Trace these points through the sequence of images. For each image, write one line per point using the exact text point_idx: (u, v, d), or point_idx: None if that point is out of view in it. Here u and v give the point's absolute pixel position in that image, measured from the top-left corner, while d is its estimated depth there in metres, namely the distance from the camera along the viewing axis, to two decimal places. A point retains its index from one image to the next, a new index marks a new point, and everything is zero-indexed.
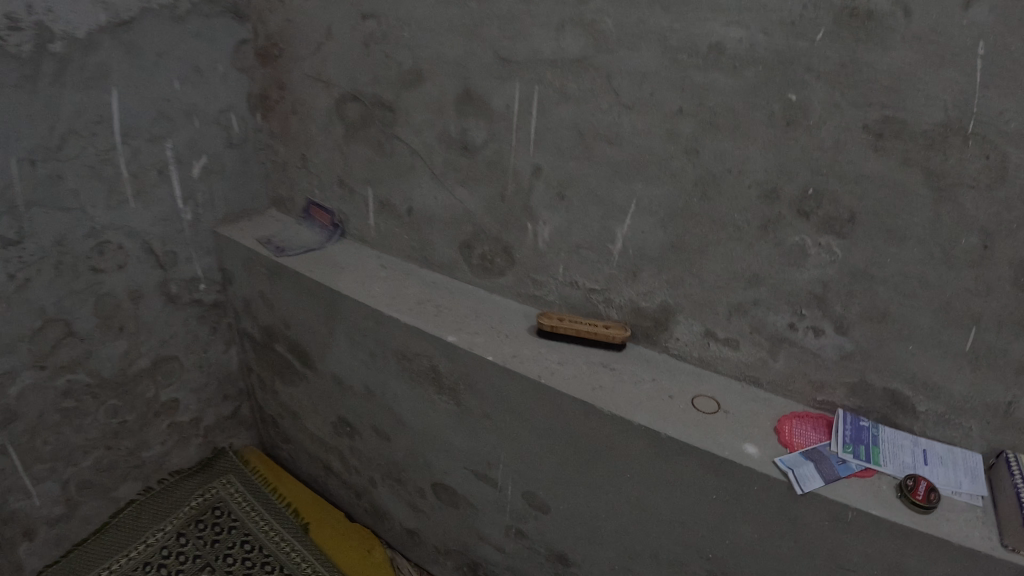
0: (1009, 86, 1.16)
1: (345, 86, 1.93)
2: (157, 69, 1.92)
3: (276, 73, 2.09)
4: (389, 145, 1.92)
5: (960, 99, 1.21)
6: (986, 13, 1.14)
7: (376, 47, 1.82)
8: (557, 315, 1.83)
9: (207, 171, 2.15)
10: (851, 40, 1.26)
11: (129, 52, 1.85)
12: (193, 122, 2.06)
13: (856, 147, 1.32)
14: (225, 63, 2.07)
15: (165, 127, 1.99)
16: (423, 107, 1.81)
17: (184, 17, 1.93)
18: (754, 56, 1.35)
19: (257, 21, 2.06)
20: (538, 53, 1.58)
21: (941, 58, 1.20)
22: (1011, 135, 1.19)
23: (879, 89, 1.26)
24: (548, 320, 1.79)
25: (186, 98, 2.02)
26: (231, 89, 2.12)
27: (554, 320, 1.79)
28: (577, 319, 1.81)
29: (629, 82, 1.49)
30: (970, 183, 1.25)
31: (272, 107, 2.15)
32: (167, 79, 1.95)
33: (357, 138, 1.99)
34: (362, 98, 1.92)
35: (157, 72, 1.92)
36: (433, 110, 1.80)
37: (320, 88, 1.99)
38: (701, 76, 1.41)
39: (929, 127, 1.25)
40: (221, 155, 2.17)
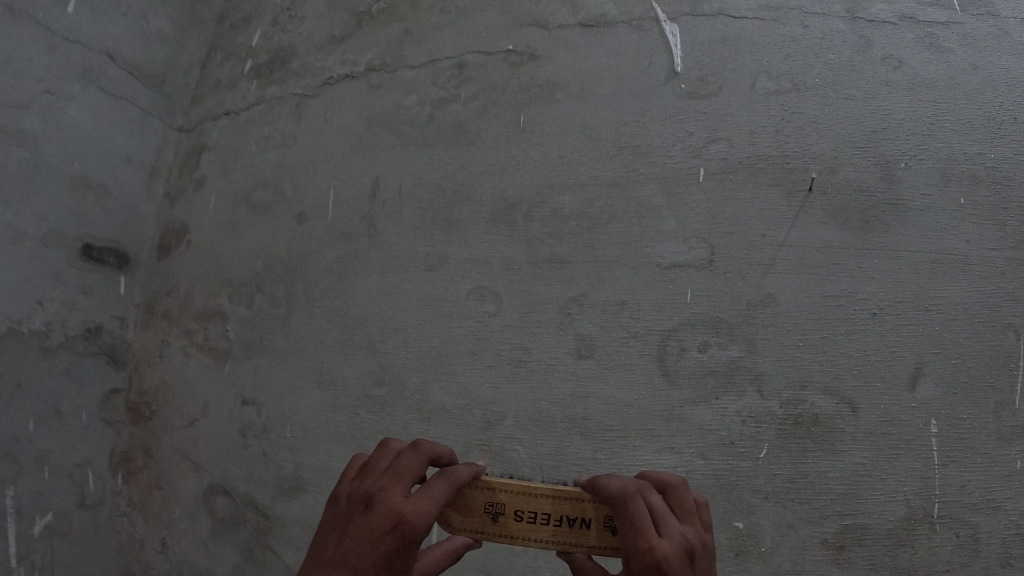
0: (963, 456, 1.16)
1: (216, 473, 1.66)
2: (12, 403, 1.74)
3: (146, 435, 1.96)
4: (261, 557, 1.56)
5: (923, 483, 1.16)
6: (932, 388, 1.19)
7: (254, 439, 1.60)
8: (483, 492, 0.84)
9: (49, 530, 1.78)
10: (799, 449, 1.20)
11: None
12: (42, 473, 1.78)
13: (822, 562, 1.17)
14: (92, 409, 1.93)
15: (8, 470, 1.71)
16: (302, 522, 1.49)
17: (55, 351, 1.85)
18: (742, 439, 1.22)
19: (133, 370, 2.03)
20: None
21: (893, 448, 1.18)
22: (981, 506, 1.14)
23: (835, 497, 1.18)
24: (463, 523, 0.84)
25: (42, 442, 1.80)
26: (94, 441, 1.93)
27: (474, 509, 0.84)
28: (525, 498, 0.84)
29: None
30: (942, 566, 1.13)
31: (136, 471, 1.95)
32: (21, 416, 1.75)
33: (223, 538, 1.64)
34: (232, 492, 1.63)
35: (12, 405, 1.74)
36: (309, 528, 1.48)
37: (188, 469, 1.73)
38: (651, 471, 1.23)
39: (893, 524, 1.16)
40: (69, 516, 1.84)
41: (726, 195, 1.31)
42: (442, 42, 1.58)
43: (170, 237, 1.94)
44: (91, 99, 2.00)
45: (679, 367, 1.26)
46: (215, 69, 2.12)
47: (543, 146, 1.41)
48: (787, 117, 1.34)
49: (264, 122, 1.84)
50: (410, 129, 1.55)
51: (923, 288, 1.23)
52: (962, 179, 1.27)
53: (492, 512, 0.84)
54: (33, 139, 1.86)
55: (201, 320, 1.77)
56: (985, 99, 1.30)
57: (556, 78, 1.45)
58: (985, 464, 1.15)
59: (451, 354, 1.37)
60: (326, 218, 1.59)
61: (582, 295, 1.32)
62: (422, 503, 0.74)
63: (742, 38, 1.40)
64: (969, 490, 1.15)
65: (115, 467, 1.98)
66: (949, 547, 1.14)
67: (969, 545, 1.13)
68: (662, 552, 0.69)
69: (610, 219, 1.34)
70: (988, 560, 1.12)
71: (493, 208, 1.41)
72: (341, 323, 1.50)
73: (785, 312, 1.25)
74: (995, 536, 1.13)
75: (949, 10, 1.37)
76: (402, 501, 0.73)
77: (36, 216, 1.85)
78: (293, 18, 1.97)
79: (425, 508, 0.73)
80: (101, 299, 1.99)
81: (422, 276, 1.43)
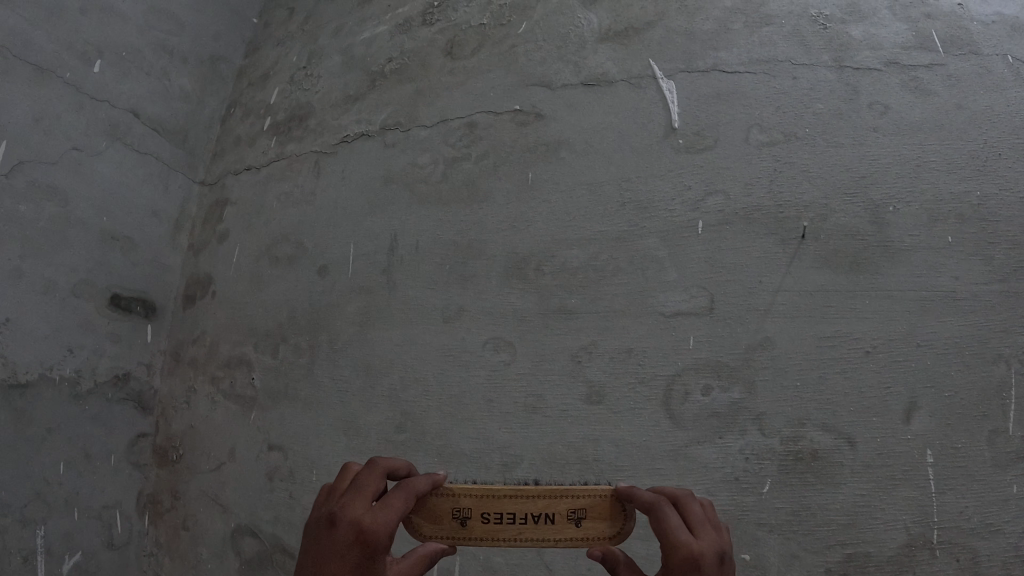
0: (959, 484, 1.23)
1: (243, 515, 1.77)
2: (45, 447, 1.83)
3: (172, 479, 1.97)
4: None
5: (922, 511, 1.23)
6: (926, 420, 1.26)
7: (280, 483, 1.71)
8: (449, 499, 0.93)
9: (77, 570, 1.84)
10: (800, 483, 1.28)
11: (18, 422, 1.79)
12: (71, 515, 1.85)
13: None
14: (120, 453, 1.99)
15: (42, 512, 1.79)
16: None
17: (84, 397, 1.93)
18: (746, 476, 1.29)
19: (160, 416, 2.07)
20: None
21: (892, 478, 1.25)
22: (978, 529, 1.22)
23: (836, 527, 1.25)
24: (434, 531, 0.92)
25: (73, 485, 1.86)
26: (123, 484, 1.98)
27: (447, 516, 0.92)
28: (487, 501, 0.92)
29: (562, 556, 1.39)
30: None
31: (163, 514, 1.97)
32: (53, 460, 1.83)
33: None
34: (259, 533, 1.73)
35: (45, 449, 1.82)
36: None
37: (216, 510, 1.83)
38: None
39: (896, 550, 1.23)
40: (97, 557, 1.89)
41: (724, 245, 1.40)
42: (453, 104, 1.71)
43: (197, 289, 2.10)
44: (117, 154, 2.11)
45: (684, 409, 1.34)
46: (235, 128, 2.27)
47: (551, 202, 1.52)
48: (780, 167, 1.43)
49: (283, 180, 1.98)
50: (424, 186, 1.68)
51: (913, 326, 1.30)
52: (948, 219, 1.35)
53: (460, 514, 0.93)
54: (62, 195, 1.97)
55: (226, 369, 1.91)
56: (968, 138, 1.39)
57: (562, 136, 1.56)
58: (981, 491, 1.23)
59: (469, 401, 1.47)
60: (346, 272, 1.73)
61: (592, 343, 1.41)
62: (382, 513, 0.83)
63: (735, 92, 1.49)
64: (968, 516, 1.22)
65: (142, 510, 2.02)
66: (950, 569, 1.21)
67: (969, 568, 1.21)
68: (698, 548, 0.80)
69: (616, 271, 1.43)
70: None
71: (506, 261, 1.52)
72: (364, 373, 1.62)
73: (783, 354, 1.32)
74: (993, 558, 1.21)
75: (932, 52, 1.47)
76: (363, 513, 0.83)
77: (66, 267, 1.95)
78: (310, 76, 2.12)
79: (383, 518, 0.82)
80: (128, 346, 2.05)
81: (440, 328, 1.54)
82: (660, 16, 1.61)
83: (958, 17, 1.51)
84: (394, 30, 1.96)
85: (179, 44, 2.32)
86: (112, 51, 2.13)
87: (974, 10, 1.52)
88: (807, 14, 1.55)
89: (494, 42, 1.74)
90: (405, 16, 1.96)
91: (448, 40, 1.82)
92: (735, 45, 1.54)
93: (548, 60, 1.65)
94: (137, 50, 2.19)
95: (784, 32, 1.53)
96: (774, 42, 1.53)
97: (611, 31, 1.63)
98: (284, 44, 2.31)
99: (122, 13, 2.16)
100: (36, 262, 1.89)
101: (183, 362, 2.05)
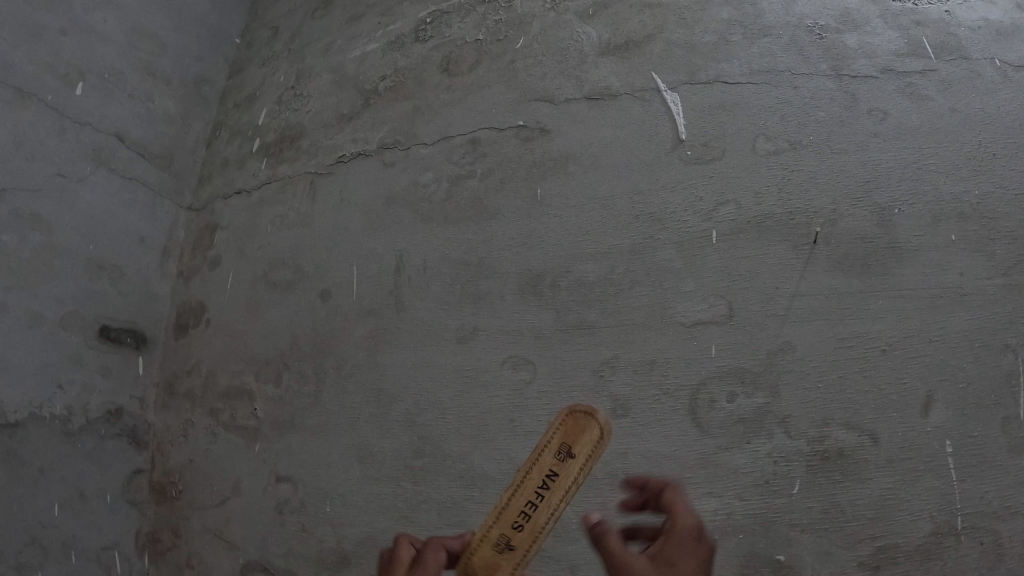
0: (981, 472, 1.21)
1: (253, 550, 1.70)
2: (38, 488, 1.76)
3: (172, 515, 1.89)
4: None
5: (945, 499, 1.21)
6: (943, 411, 1.24)
7: (292, 515, 1.65)
8: (483, 544, 0.77)
9: None
10: (828, 482, 1.26)
11: (7, 463, 1.72)
12: (68, 557, 1.78)
13: None
14: (116, 490, 1.90)
15: (36, 555, 1.72)
16: None
17: (77, 434, 1.86)
18: (775, 479, 1.28)
19: (156, 451, 1.97)
20: None
21: (914, 470, 1.23)
22: (1000, 513, 1.19)
23: (865, 521, 1.23)
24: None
25: (69, 526, 1.79)
26: (121, 524, 1.90)
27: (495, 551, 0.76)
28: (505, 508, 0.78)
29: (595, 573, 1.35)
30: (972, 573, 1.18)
31: (164, 552, 1.88)
32: (46, 501, 1.76)
33: None
34: (270, 568, 1.66)
35: (38, 490, 1.75)
36: None
37: (222, 546, 1.76)
38: None
39: (923, 539, 1.20)
40: None
41: (738, 253, 1.40)
42: (452, 120, 1.72)
43: (189, 318, 2.04)
44: (102, 180, 2.05)
45: (710, 417, 1.33)
46: (223, 151, 2.22)
47: (563, 217, 1.52)
48: (787, 175, 1.43)
49: (277, 202, 1.94)
50: (428, 205, 1.67)
51: (926, 322, 1.29)
52: (952, 218, 1.35)
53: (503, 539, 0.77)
54: (47, 223, 1.90)
55: (226, 400, 1.85)
56: (966, 139, 1.40)
57: (567, 151, 1.57)
58: (999, 476, 1.20)
59: (489, 421, 1.45)
60: (350, 294, 1.70)
61: (614, 357, 1.40)
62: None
63: (739, 102, 1.51)
64: (990, 501, 1.19)
65: (140, 549, 1.92)
66: (977, 555, 1.18)
67: (993, 552, 1.18)
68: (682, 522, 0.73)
69: (633, 283, 1.43)
70: (1012, 562, 1.17)
71: (519, 278, 1.52)
72: (375, 399, 1.59)
73: (803, 357, 1.32)
74: (1015, 541, 1.17)
75: (923, 59, 1.49)
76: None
77: (53, 299, 1.88)
78: (299, 96, 2.08)
79: None
80: (120, 379, 1.98)
81: (454, 349, 1.53)
82: (659, 29, 1.64)
83: (946, 23, 1.53)
84: (385, 47, 1.96)
85: (161, 65, 2.27)
86: (95, 74, 2.08)
87: (960, 15, 1.54)
88: (803, 24, 1.57)
89: (492, 57, 1.76)
90: (396, 33, 1.97)
91: (443, 56, 1.84)
92: (736, 56, 1.56)
93: (549, 75, 1.67)
94: (120, 73, 2.15)
95: (782, 42, 1.56)
96: (773, 53, 1.55)
97: (610, 45, 1.66)
98: (270, 64, 2.27)
99: (103, 35, 2.12)
100: (21, 296, 1.83)
101: (178, 394, 1.98)
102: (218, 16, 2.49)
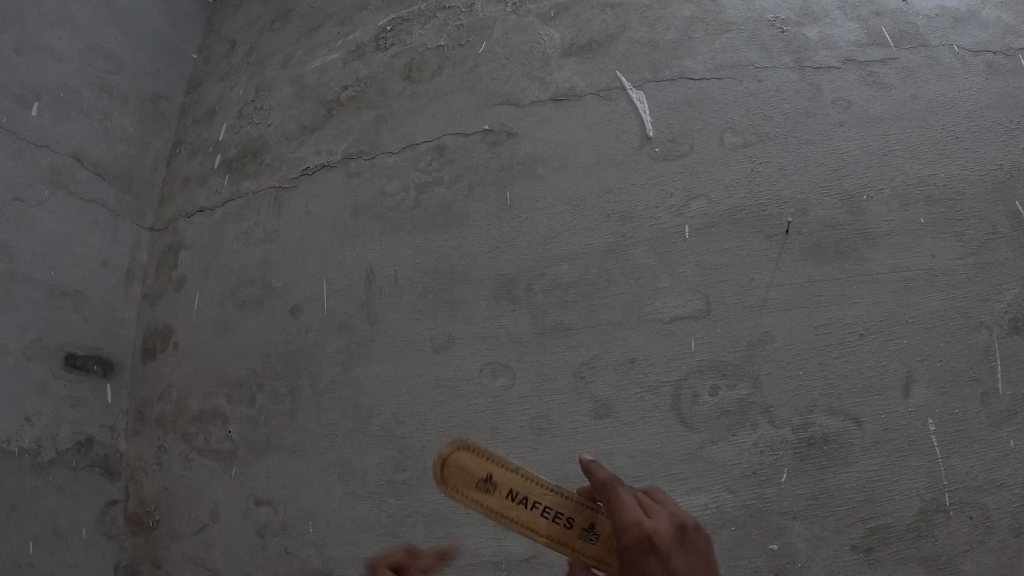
0: (963, 447, 1.21)
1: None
2: (9, 525, 1.68)
3: (150, 546, 1.83)
4: None
5: (932, 477, 1.21)
6: (923, 391, 1.25)
7: (274, 537, 1.61)
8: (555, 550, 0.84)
9: None
10: (815, 468, 1.25)
11: None
12: None
13: (852, 569, 1.20)
14: (91, 524, 1.84)
15: None
16: None
17: (47, 468, 1.79)
18: (764, 468, 1.27)
19: (130, 480, 1.92)
20: (475, 552, 1.36)
21: (899, 450, 1.23)
22: (984, 487, 1.19)
23: (855, 504, 1.23)
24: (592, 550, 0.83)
25: (43, 564, 1.72)
26: (98, 558, 1.83)
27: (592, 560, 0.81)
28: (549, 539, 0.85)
29: None
30: (963, 548, 1.18)
31: None
32: (19, 538, 1.69)
33: None
34: None
35: (9, 527, 1.68)
36: None
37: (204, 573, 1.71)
38: None
39: (912, 518, 1.20)
40: None
41: (712, 246, 1.39)
42: (418, 127, 1.70)
43: (157, 341, 1.98)
44: (61, 203, 1.98)
45: (694, 412, 1.32)
46: (184, 168, 2.17)
47: (535, 219, 1.50)
48: (757, 167, 1.43)
49: (242, 218, 1.89)
50: (397, 213, 1.64)
51: (901, 304, 1.30)
52: (919, 202, 1.36)
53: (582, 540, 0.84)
54: (6, 250, 1.83)
55: (199, 424, 1.80)
56: (930, 123, 1.41)
57: (536, 153, 1.56)
58: (982, 450, 1.21)
59: (471, 429, 1.43)
60: (322, 308, 1.66)
61: (594, 357, 1.39)
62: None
63: (705, 98, 1.51)
64: (973, 476, 1.20)
65: None
66: (967, 529, 1.19)
67: (983, 525, 1.18)
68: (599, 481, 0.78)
69: (610, 282, 1.42)
70: (1002, 533, 1.17)
71: (495, 283, 1.49)
72: (353, 414, 1.55)
73: (783, 346, 1.31)
74: (1001, 513, 1.18)
75: (883, 48, 1.50)
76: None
77: (16, 328, 1.81)
78: (260, 109, 2.04)
79: None
80: (88, 409, 1.91)
81: (431, 358, 1.50)
82: (622, 29, 1.63)
83: (903, 13, 1.55)
84: (346, 56, 1.93)
85: (117, 83, 2.21)
86: (49, 94, 2.01)
87: (916, 4, 1.55)
88: (764, 19, 1.58)
89: (455, 63, 1.74)
90: (357, 42, 1.94)
91: (406, 64, 1.81)
92: (699, 52, 1.56)
93: (514, 77, 1.66)
94: (75, 92, 2.08)
95: (744, 38, 1.56)
96: (737, 48, 1.55)
97: (574, 45, 1.65)
98: (229, 78, 2.22)
99: (57, 53, 2.05)
100: None
101: (150, 420, 1.92)
102: (174, 31, 2.43)
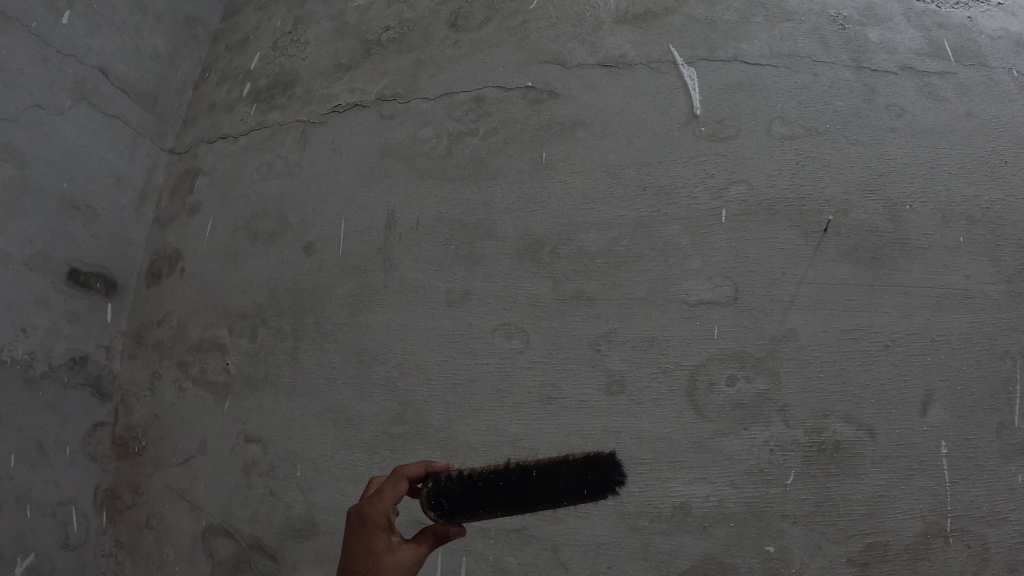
0: (973, 474, 1.17)
1: (218, 511, 1.63)
2: None
3: (134, 471, 1.80)
4: None
5: (937, 500, 1.17)
6: (942, 412, 1.20)
7: (259, 476, 1.58)
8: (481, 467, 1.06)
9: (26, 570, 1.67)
10: (823, 476, 1.21)
11: None
12: (23, 509, 1.68)
13: None
14: (76, 443, 1.80)
15: None
16: (316, 557, 1.47)
17: (39, 381, 1.75)
18: (771, 468, 1.23)
19: (120, 402, 1.89)
20: None
21: (911, 468, 1.19)
22: (987, 517, 1.16)
23: (857, 516, 1.18)
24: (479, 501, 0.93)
25: (24, 477, 1.69)
26: (80, 477, 1.80)
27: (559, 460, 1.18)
28: (551, 480, 1.12)
29: (578, 553, 1.30)
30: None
31: (124, 508, 1.80)
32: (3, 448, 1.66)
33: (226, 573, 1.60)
34: (235, 532, 1.60)
35: None
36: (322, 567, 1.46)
37: (185, 504, 1.69)
38: (682, 504, 1.25)
39: (912, 539, 1.17)
40: (51, 556, 1.72)
41: (748, 234, 1.34)
42: (456, 79, 1.64)
43: (163, 266, 1.94)
44: (82, 114, 1.93)
45: (708, 401, 1.27)
46: (210, 94, 2.11)
47: (568, 184, 1.45)
48: (803, 161, 1.38)
49: (264, 150, 1.84)
50: (426, 161, 1.59)
51: (931, 321, 1.24)
52: (962, 220, 1.30)
53: (583, 464, 1.19)
54: (22, 156, 1.79)
55: (197, 353, 1.76)
56: (982, 142, 1.35)
57: (577, 117, 1.50)
58: (991, 481, 1.17)
59: (474, 391, 1.39)
60: (336, 251, 1.62)
61: (611, 332, 1.34)
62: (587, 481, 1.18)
63: (758, 83, 1.45)
64: (978, 505, 1.16)
65: (99, 505, 1.83)
66: (965, 558, 1.15)
67: (980, 556, 1.15)
68: None
69: (638, 257, 1.37)
70: (997, 568, 1.14)
71: (517, 245, 1.45)
72: (355, 362, 1.52)
73: (807, 345, 1.26)
74: (1000, 547, 1.14)
75: (943, 60, 1.44)
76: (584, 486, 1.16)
77: (23, 237, 1.78)
78: (295, 42, 1.98)
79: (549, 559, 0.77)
80: (87, 326, 1.88)
81: (441, 315, 1.46)
82: (680, 3, 1.57)
83: (967, 29, 1.48)
84: None
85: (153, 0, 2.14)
86: (83, 3, 1.96)
87: (983, 22, 1.49)
88: (826, 13, 1.51)
89: (502, 18, 1.68)
90: None
91: (451, 12, 1.75)
92: (757, 37, 1.50)
93: (562, 38, 1.60)
94: (109, 3, 2.02)
95: (804, 29, 1.50)
96: (795, 38, 1.49)
97: (628, 14, 1.58)
98: (267, 8, 2.16)
99: None
100: None
101: (147, 344, 1.89)
102: None
